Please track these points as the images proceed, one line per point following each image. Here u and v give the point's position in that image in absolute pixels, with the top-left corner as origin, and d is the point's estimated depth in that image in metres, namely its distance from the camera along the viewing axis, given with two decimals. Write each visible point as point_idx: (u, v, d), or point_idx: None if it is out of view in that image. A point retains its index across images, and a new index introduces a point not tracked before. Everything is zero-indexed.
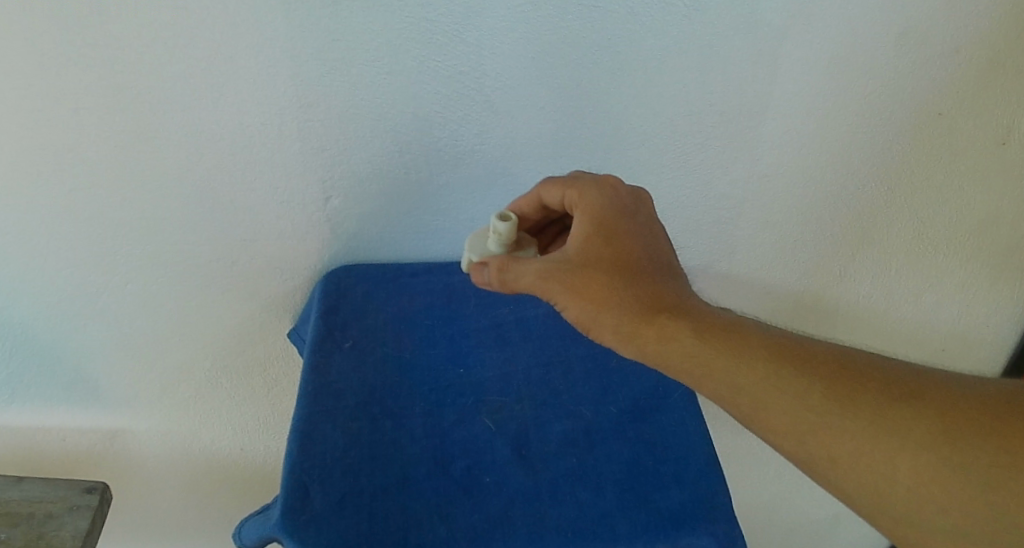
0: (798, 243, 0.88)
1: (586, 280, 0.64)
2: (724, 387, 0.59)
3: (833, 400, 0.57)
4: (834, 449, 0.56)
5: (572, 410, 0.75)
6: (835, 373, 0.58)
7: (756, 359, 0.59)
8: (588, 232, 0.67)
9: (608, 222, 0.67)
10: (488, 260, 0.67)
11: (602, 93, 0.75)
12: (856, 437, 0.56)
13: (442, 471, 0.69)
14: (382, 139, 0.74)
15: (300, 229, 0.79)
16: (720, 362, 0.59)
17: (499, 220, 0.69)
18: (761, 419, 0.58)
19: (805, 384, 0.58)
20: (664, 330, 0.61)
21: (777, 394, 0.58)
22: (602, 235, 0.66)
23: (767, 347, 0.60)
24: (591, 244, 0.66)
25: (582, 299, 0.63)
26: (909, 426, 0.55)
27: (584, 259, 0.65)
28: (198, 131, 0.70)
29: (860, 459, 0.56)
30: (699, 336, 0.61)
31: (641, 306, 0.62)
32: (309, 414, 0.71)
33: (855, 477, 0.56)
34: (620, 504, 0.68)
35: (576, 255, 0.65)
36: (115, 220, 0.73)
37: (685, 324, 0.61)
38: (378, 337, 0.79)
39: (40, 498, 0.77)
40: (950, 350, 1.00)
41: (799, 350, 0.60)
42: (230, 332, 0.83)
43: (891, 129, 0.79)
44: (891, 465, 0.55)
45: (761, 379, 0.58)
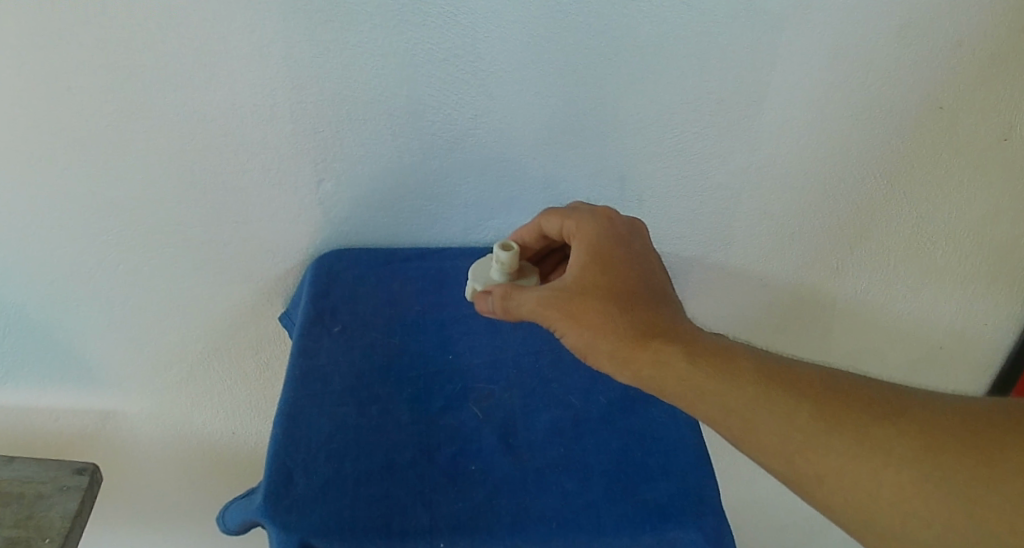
0: (796, 235, 0.86)
1: (583, 306, 0.61)
2: (715, 408, 0.57)
3: (820, 420, 0.55)
4: (820, 468, 0.54)
5: (561, 399, 0.67)
6: (823, 393, 0.56)
7: (746, 379, 0.57)
8: (586, 260, 0.64)
9: (603, 250, 0.65)
10: (491, 288, 0.64)
11: (600, 81, 0.72)
12: (842, 454, 0.54)
13: (429, 458, 0.62)
14: (377, 121, 0.72)
15: (290, 212, 0.76)
16: (710, 383, 0.57)
17: (502, 249, 0.67)
18: (750, 439, 0.56)
19: (793, 404, 0.56)
20: (658, 354, 0.59)
21: (765, 415, 0.56)
22: (600, 263, 0.64)
23: (757, 369, 0.57)
24: (587, 272, 0.64)
25: (580, 326, 0.61)
26: (892, 442, 0.54)
27: (582, 287, 0.62)
28: (186, 113, 0.69)
29: (846, 476, 0.54)
30: (692, 357, 0.58)
31: (635, 329, 0.60)
32: (296, 398, 0.64)
33: (843, 496, 0.54)
34: (632, 505, 0.60)
35: (574, 282, 0.63)
36: (105, 202, 0.73)
37: (675, 344, 0.59)
38: (371, 322, 0.71)
39: (32, 478, 0.80)
40: (949, 348, 0.98)
41: (789, 371, 0.58)
42: (220, 316, 0.83)
43: (893, 120, 0.78)
44: (874, 481, 0.53)
45: (751, 399, 0.56)
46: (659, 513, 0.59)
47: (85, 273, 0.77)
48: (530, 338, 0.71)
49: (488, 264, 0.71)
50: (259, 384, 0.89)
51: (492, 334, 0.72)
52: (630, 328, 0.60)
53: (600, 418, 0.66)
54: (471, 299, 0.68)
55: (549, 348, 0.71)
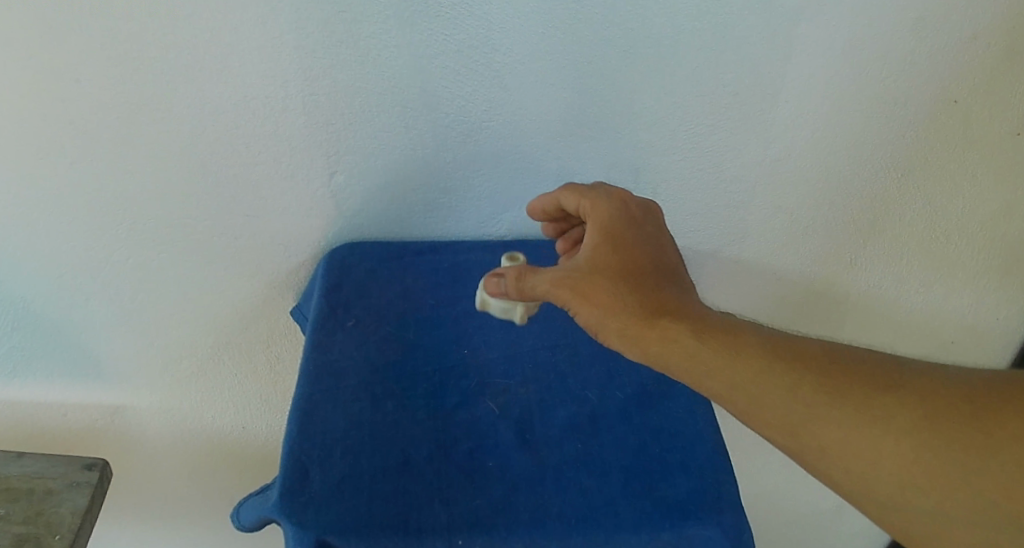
0: (811, 229, 0.85)
1: (592, 284, 0.60)
2: (720, 384, 0.56)
3: (824, 393, 0.54)
4: (823, 440, 0.54)
5: (578, 394, 0.66)
6: (828, 367, 0.55)
7: (752, 354, 0.56)
8: (599, 241, 0.64)
9: (615, 231, 0.65)
10: (504, 269, 0.63)
11: (615, 73, 0.71)
12: (845, 426, 0.53)
13: (444, 455, 0.61)
14: (390, 113, 0.71)
15: (301, 206, 0.76)
16: (717, 359, 0.56)
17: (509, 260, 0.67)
18: (754, 413, 0.55)
19: (797, 378, 0.55)
20: (665, 331, 0.58)
21: (771, 390, 0.55)
22: (610, 243, 0.64)
23: (764, 344, 0.57)
24: (600, 251, 0.63)
25: (591, 304, 0.60)
26: (893, 414, 0.53)
27: (595, 266, 0.62)
28: (197, 105, 0.68)
29: (849, 448, 0.53)
30: (699, 333, 0.57)
31: (643, 306, 0.59)
32: (310, 393, 0.63)
33: (844, 467, 0.54)
34: (651, 501, 0.59)
35: (587, 262, 0.63)
36: (115, 195, 0.72)
37: (683, 322, 0.58)
38: (385, 316, 0.70)
39: (41, 474, 0.79)
40: (961, 342, 0.97)
41: (796, 347, 0.57)
42: (229, 310, 0.82)
43: (909, 114, 0.77)
44: (876, 452, 0.53)
45: (756, 373, 0.55)
46: (678, 509, 0.58)
47: (95, 267, 0.76)
48: (545, 333, 0.70)
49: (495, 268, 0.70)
50: (270, 379, 0.88)
51: (507, 329, 0.71)
52: (637, 305, 0.59)
53: (617, 413, 0.65)
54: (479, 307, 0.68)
55: (565, 342, 0.70)
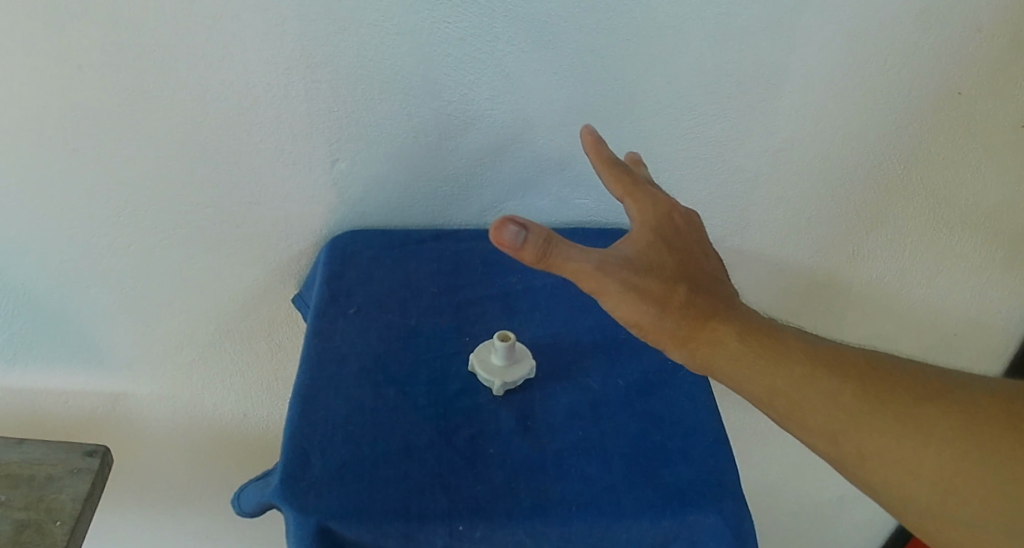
0: (813, 219, 0.85)
1: (643, 285, 0.57)
2: (762, 389, 0.56)
3: (863, 399, 0.54)
4: (864, 446, 0.54)
5: (580, 381, 0.65)
6: (868, 374, 0.55)
7: (795, 360, 0.56)
8: (648, 237, 0.60)
9: (664, 229, 0.61)
10: (533, 224, 0.53)
11: (618, 62, 0.71)
12: (883, 433, 0.54)
13: (445, 441, 0.60)
14: (391, 101, 0.71)
15: (304, 193, 0.75)
16: (762, 365, 0.56)
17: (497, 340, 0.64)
18: (796, 418, 0.55)
19: (838, 383, 0.55)
20: (714, 336, 0.57)
21: (815, 396, 0.55)
22: (662, 243, 0.60)
23: (806, 350, 0.57)
24: (650, 248, 0.59)
25: (638, 302, 0.56)
26: (932, 420, 0.53)
27: (646, 264, 0.58)
28: (200, 91, 0.68)
29: (888, 455, 0.53)
30: (745, 339, 0.57)
31: (689, 308, 0.57)
32: (312, 379, 0.63)
33: (885, 473, 0.54)
34: (652, 489, 0.58)
35: (636, 259, 0.58)
36: (117, 181, 0.72)
37: (728, 323, 0.57)
38: (386, 303, 0.70)
39: (41, 460, 0.80)
40: (963, 335, 0.97)
41: (837, 353, 0.57)
42: (231, 297, 0.82)
43: (912, 105, 0.77)
44: (914, 459, 0.53)
45: (798, 379, 0.55)
46: (679, 497, 0.58)
47: (96, 253, 0.76)
48: (547, 321, 0.70)
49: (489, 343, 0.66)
50: (271, 367, 0.88)
51: (508, 316, 0.70)
52: (683, 308, 0.57)
53: (619, 401, 0.64)
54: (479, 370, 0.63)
55: (567, 330, 0.69)
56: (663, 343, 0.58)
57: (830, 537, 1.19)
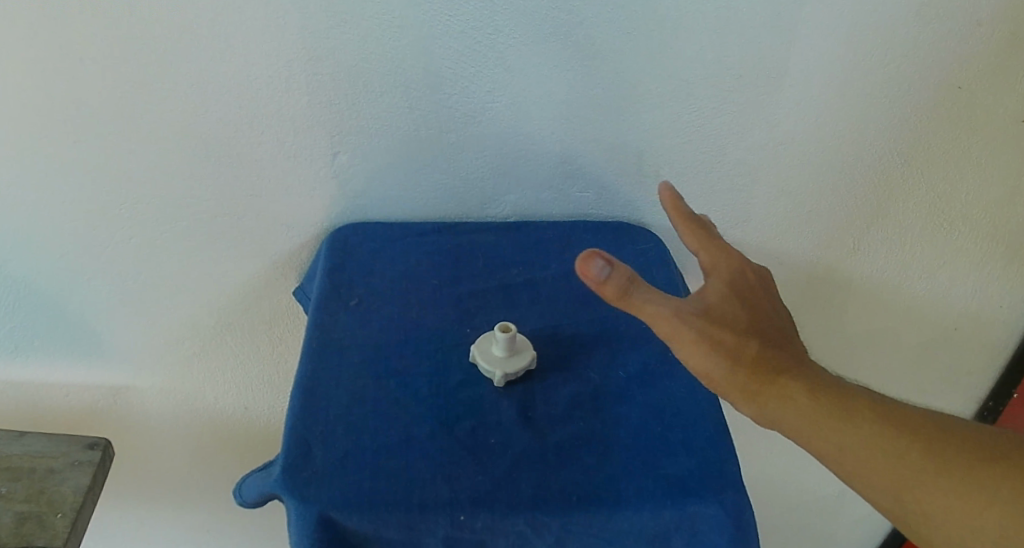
0: (814, 212, 0.85)
1: (716, 335, 0.56)
2: (830, 445, 0.54)
3: (931, 458, 0.53)
4: (928, 505, 0.52)
5: (581, 372, 0.65)
6: (935, 433, 0.54)
7: (863, 417, 0.54)
8: (722, 290, 0.60)
9: (739, 284, 0.61)
10: (615, 261, 0.55)
11: (618, 54, 0.71)
12: (950, 493, 0.52)
13: (446, 431, 0.60)
14: (392, 94, 0.71)
15: (305, 185, 0.75)
16: (832, 422, 0.54)
17: (498, 333, 0.63)
18: (861, 475, 0.53)
19: (905, 442, 0.53)
20: (783, 391, 0.55)
21: (881, 454, 0.53)
22: (736, 297, 0.60)
23: (874, 407, 0.55)
24: (724, 301, 0.59)
25: (710, 352, 0.55)
26: (1001, 482, 0.51)
27: (719, 316, 0.58)
28: (202, 83, 0.68)
29: (957, 517, 0.51)
30: (815, 394, 0.55)
31: (760, 362, 0.56)
32: (313, 370, 0.63)
33: (952, 536, 0.51)
34: (652, 479, 0.58)
35: (710, 310, 0.58)
36: (118, 174, 0.72)
37: (798, 380, 0.56)
38: (387, 295, 0.70)
39: (43, 453, 0.80)
40: (964, 330, 0.97)
41: (904, 412, 0.55)
42: (233, 290, 0.82)
43: (913, 98, 0.77)
44: (982, 521, 0.51)
45: (864, 436, 0.54)
46: (680, 487, 0.58)
47: (98, 246, 0.77)
48: (548, 313, 0.70)
49: (490, 336, 0.66)
50: (272, 360, 0.88)
51: (509, 308, 0.70)
52: (753, 361, 0.56)
53: (620, 392, 0.64)
54: (481, 364, 0.63)
55: (568, 322, 0.70)
56: (730, 396, 0.56)
57: (831, 531, 1.20)
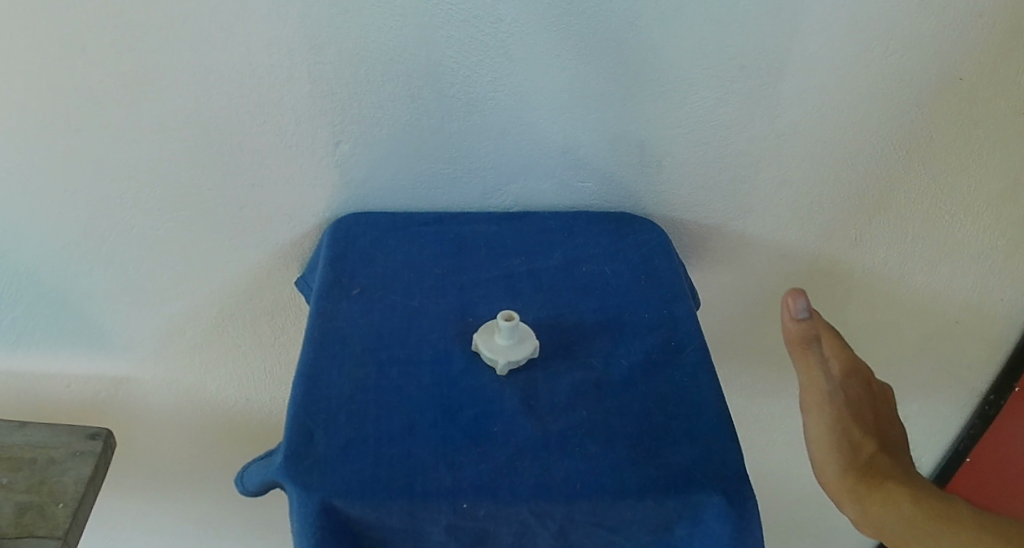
0: (817, 203, 0.85)
1: (850, 431, 0.63)
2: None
3: None
4: None
5: (584, 361, 0.65)
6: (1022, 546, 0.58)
7: (958, 526, 0.59)
8: (862, 384, 0.66)
9: (872, 385, 0.67)
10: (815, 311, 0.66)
11: (620, 43, 0.71)
12: None
13: (449, 420, 0.60)
14: (394, 83, 0.71)
15: (306, 175, 0.75)
16: (933, 526, 0.59)
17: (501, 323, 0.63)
18: None
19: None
20: (887, 493, 0.61)
21: None
22: (868, 396, 0.66)
23: (972, 516, 0.60)
24: (861, 396, 0.66)
25: (838, 443, 0.63)
26: None
27: (854, 409, 0.64)
28: (203, 72, 0.67)
29: None
30: (918, 501, 0.61)
31: (877, 463, 0.63)
32: (315, 358, 0.63)
33: None
34: (656, 468, 0.58)
35: (847, 402, 0.64)
36: (120, 163, 0.72)
37: (897, 484, 0.62)
38: (390, 285, 0.70)
39: (44, 443, 0.80)
40: (965, 323, 0.97)
41: (999, 523, 0.60)
42: (234, 280, 0.82)
43: (915, 89, 0.76)
44: None
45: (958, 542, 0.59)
46: (683, 476, 0.58)
47: (100, 235, 0.76)
48: (551, 303, 0.70)
49: (493, 326, 0.65)
50: (273, 350, 0.88)
51: (511, 298, 0.70)
52: (870, 460, 0.63)
53: (623, 381, 0.64)
54: (485, 355, 0.63)
55: (571, 311, 0.69)
56: (841, 496, 0.63)
57: (832, 522, 1.20)
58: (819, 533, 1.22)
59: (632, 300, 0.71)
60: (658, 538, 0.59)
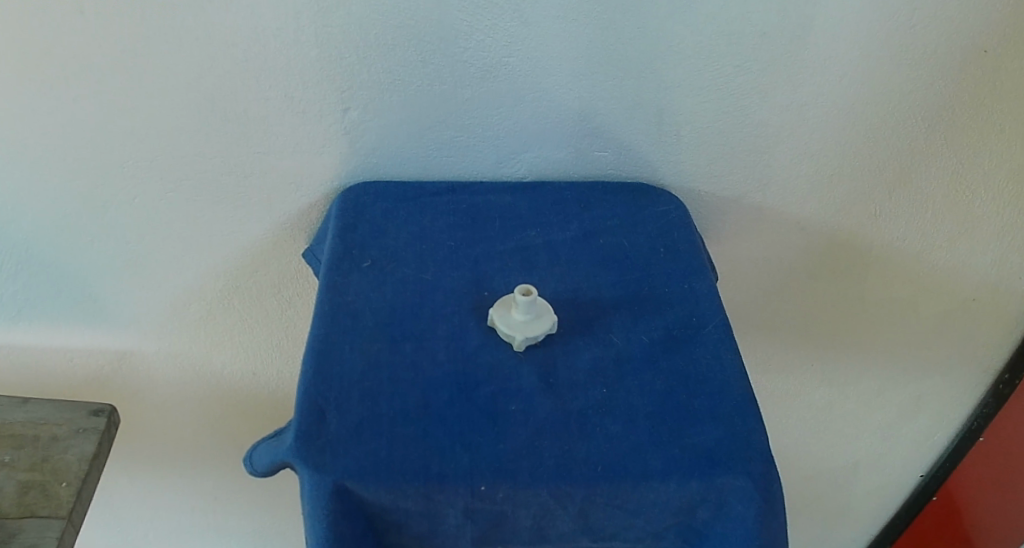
0: (841, 175, 0.82)
1: None
2: None
3: None
4: None
5: (603, 337, 0.63)
6: None
7: None
8: None
9: None
10: None
11: (640, 6, 0.67)
12: None
13: (465, 398, 0.58)
14: (405, 47, 0.68)
15: (314, 143, 0.72)
16: None
17: (518, 301, 0.61)
18: None
19: None
20: None
21: None
22: None
23: None
24: None
25: None
26: None
27: None
28: (207, 36, 0.64)
29: None
30: None
31: None
32: (326, 333, 0.61)
33: None
34: (680, 449, 0.56)
35: None
36: (121, 130, 0.69)
37: None
38: (401, 257, 0.68)
39: (46, 420, 0.78)
40: (984, 300, 0.95)
41: None
42: (241, 253, 0.79)
43: (945, 59, 0.73)
44: None
45: None
46: (707, 458, 0.56)
47: (100, 204, 0.74)
48: (568, 276, 0.68)
49: (510, 301, 0.63)
50: (280, 324, 0.86)
51: (527, 271, 0.68)
52: None
53: (644, 358, 0.61)
54: (505, 334, 0.61)
55: (589, 285, 0.67)
56: None
57: (846, 499, 1.18)
58: (832, 509, 1.20)
59: (652, 274, 0.68)
60: (680, 521, 0.57)
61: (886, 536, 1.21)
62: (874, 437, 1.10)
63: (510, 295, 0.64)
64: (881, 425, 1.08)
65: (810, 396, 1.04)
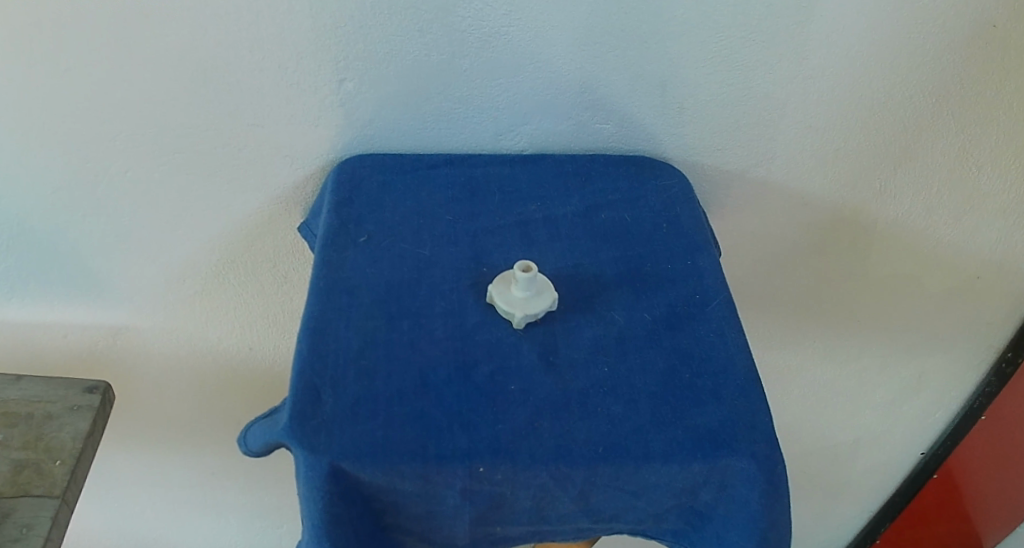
0: (848, 149, 0.80)
1: None
2: None
3: None
4: None
5: (604, 315, 0.62)
6: None
7: None
8: None
9: None
10: None
11: None
12: None
13: (464, 376, 0.57)
14: (401, 17, 0.66)
15: (308, 115, 0.71)
16: None
17: (518, 278, 0.59)
18: None
19: None
20: None
21: None
22: None
23: None
24: None
25: None
26: None
27: None
28: (197, 5, 0.62)
29: None
30: None
31: None
32: (321, 310, 0.59)
33: None
34: (682, 430, 0.55)
35: None
36: (110, 101, 0.67)
37: None
38: (398, 232, 0.66)
39: (39, 398, 0.77)
40: (991, 277, 0.93)
41: None
42: (235, 227, 0.78)
43: (957, 30, 0.71)
44: None
45: None
46: (711, 439, 0.54)
47: (91, 178, 0.72)
48: (569, 251, 0.66)
49: (510, 277, 0.62)
50: (276, 299, 0.84)
51: (527, 246, 0.66)
52: None
53: (646, 336, 0.60)
54: (505, 311, 0.60)
55: (590, 261, 0.65)
56: None
57: (848, 475, 1.18)
58: (834, 485, 1.20)
59: (654, 250, 0.67)
60: (682, 502, 0.57)
61: (886, 511, 1.21)
62: (877, 413, 1.09)
63: (510, 271, 0.62)
64: (884, 402, 1.07)
65: (813, 372, 1.03)
